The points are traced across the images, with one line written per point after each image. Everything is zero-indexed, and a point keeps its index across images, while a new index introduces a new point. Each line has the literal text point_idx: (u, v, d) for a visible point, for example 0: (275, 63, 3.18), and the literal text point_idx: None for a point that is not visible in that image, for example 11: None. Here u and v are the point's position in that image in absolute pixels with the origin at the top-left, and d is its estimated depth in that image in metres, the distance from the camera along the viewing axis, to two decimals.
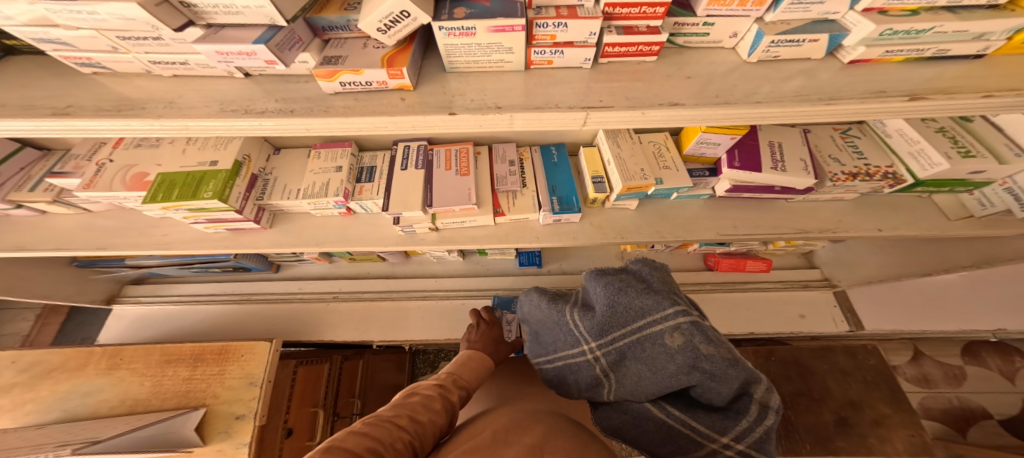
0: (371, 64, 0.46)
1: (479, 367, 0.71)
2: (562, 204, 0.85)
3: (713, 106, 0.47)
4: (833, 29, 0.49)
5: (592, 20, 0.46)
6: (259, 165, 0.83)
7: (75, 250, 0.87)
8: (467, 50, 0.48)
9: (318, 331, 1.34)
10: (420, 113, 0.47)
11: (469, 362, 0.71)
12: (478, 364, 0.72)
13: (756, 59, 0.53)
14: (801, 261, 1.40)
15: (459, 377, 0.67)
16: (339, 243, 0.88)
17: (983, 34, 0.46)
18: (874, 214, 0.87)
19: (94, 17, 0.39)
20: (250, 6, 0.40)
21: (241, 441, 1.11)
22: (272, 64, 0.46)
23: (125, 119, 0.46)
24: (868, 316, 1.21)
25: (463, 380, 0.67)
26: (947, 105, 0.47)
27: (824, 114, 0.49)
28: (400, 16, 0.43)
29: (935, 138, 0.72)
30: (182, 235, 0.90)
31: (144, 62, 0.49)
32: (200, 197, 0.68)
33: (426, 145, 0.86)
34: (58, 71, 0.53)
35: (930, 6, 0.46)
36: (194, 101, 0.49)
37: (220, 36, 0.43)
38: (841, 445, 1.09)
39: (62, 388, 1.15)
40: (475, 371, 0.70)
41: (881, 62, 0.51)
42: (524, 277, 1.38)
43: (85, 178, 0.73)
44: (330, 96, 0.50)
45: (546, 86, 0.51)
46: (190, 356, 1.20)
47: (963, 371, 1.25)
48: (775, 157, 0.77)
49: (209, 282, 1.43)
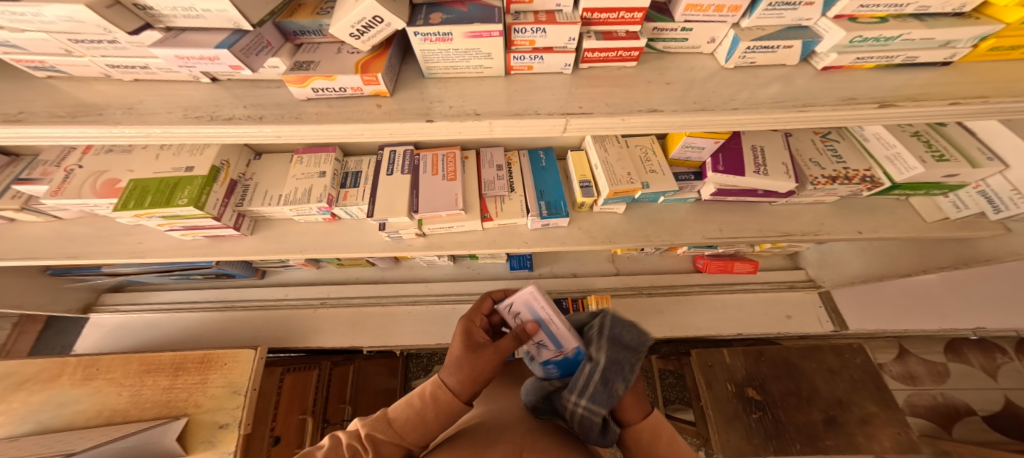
0: (344, 69, 0.45)
1: (424, 423, 0.50)
2: (549, 208, 0.84)
3: (691, 112, 0.47)
4: (806, 36, 0.49)
5: (570, 26, 0.45)
6: (238, 170, 0.81)
7: (44, 259, 0.84)
8: (444, 56, 0.48)
9: (304, 338, 1.32)
10: (396, 120, 0.47)
11: (408, 409, 0.51)
12: (422, 414, 0.51)
13: (733, 65, 0.53)
14: (787, 262, 1.42)
15: (384, 429, 0.50)
16: (324, 249, 0.86)
17: (951, 42, 0.47)
18: (855, 217, 0.88)
19: (41, 18, 0.38)
20: (211, 10, 0.39)
21: (225, 451, 1.08)
22: (238, 69, 0.45)
23: (81, 125, 0.44)
24: (851, 316, 1.23)
25: (393, 430, 0.50)
26: (916, 112, 0.47)
27: (798, 120, 0.49)
28: (372, 21, 0.42)
29: (909, 142, 0.73)
30: (158, 243, 0.87)
31: (102, 65, 0.47)
32: (173, 204, 0.65)
33: (412, 149, 0.85)
34: (14, 75, 0.50)
35: (900, 13, 0.47)
36: (158, 107, 0.47)
37: (180, 41, 0.41)
38: (830, 444, 1.11)
39: (33, 400, 1.10)
40: (416, 427, 0.50)
41: (853, 69, 0.52)
42: (516, 281, 1.37)
43: (51, 184, 0.70)
44: (304, 101, 0.49)
45: (525, 92, 0.51)
46: (171, 364, 1.16)
47: (946, 368, 1.30)
48: (757, 161, 0.78)
49: (190, 289, 1.39)
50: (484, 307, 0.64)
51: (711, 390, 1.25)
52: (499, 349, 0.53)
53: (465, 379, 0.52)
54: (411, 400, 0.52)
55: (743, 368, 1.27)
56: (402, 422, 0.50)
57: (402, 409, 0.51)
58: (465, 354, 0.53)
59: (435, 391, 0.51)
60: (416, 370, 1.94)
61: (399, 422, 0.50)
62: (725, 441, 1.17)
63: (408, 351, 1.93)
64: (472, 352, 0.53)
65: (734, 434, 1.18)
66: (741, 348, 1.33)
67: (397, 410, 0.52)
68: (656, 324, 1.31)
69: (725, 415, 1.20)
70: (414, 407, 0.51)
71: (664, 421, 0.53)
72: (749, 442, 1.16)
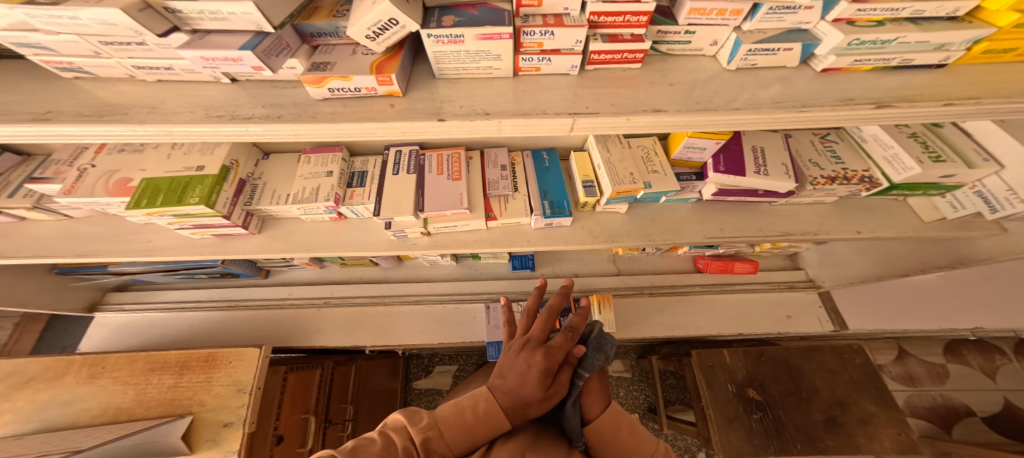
0: (359, 70, 0.47)
1: (472, 437, 0.50)
2: (553, 208, 0.85)
3: (695, 112, 0.49)
4: (805, 38, 0.51)
5: (577, 29, 0.47)
6: (247, 170, 0.82)
7: (55, 257, 0.85)
8: (455, 57, 0.49)
9: (308, 337, 1.33)
10: (409, 119, 0.48)
11: (459, 420, 0.50)
12: (473, 428, 0.50)
13: (735, 67, 0.55)
14: (786, 262, 1.44)
15: (437, 436, 0.49)
16: (330, 248, 0.87)
17: (944, 45, 0.49)
18: (853, 217, 0.89)
19: (75, 22, 0.39)
20: (236, 13, 0.40)
21: (228, 449, 1.08)
22: (258, 70, 0.46)
23: (106, 124, 0.46)
24: (851, 316, 1.24)
25: (442, 440, 0.49)
26: (911, 113, 0.49)
27: (798, 120, 0.50)
28: (388, 24, 0.43)
29: (907, 143, 0.75)
30: (168, 241, 0.89)
31: (127, 67, 0.49)
32: (186, 203, 0.67)
33: (418, 149, 0.87)
34: (40, 76, 0.52)
35: (895, 17, 0.48)
36: (179, 106, 0.48)
37: (204, 43, 0.43)
38: (830, 444, 1.12)
39: (40, 398, 1.11)
40: (464, 440, 0.50)
41: (851, 71, 0.53)
42: (517, 281, 1.38)
43: (66, 183, 0.71)
44: (320, 101, 0.50)
45: (534, 92, 0.52)
46: (176, 363, 1.17)
47: (946, 369, 1.34)
48: (757, 161, 0.80)
49: (195, 288, 1.40)
50: (558, 338, 0.56)
51: (712, 390, 1.26)
52: (560, 384, 0.54)
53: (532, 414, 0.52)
54: (463, 411, 0.51)
55: (744, 368, 1.28)
56: (454, 433, 0.49)
57: (453, 419, 0.50)
58: (536, 396, 0.51)
59: (489, 410, 0.51)
60: (417, 370, 1.95)
61: (450, 432, 0.50)
62: (726, 441, 1.18)
63: (409, 351, 1.94)
64: (546, 397, 0.52)
65: (735, 434, 1.19)
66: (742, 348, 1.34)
67: (447, 418, 0.51)
68: (657, 324, 1.32)
69: (726, 415, 1.21)
70: (465, 422, 0.50)
71: (622, 411, 0.57)
72: (750, 442, 1.17)
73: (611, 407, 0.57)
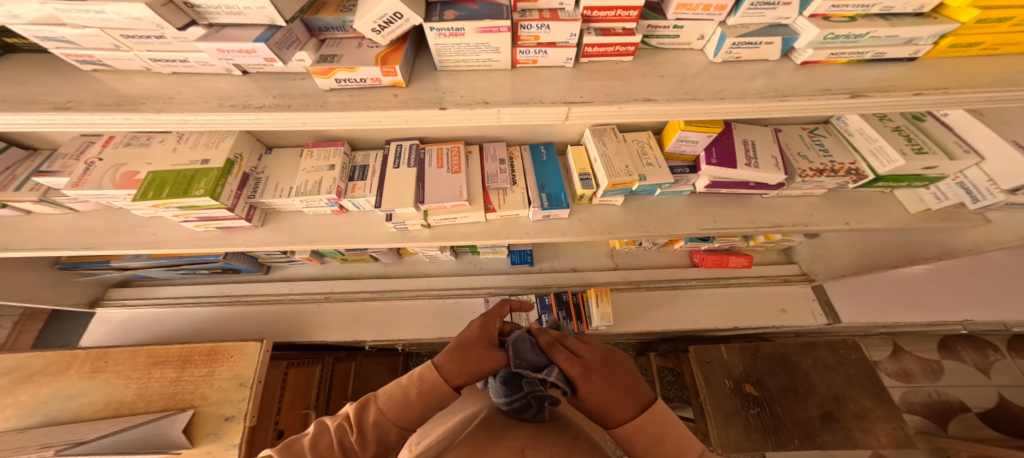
0: (365, 61, 0.49)
1: (408, 405, 0.51)
2: (551, 200, 0.87)
3: (684, 101, 0.51)
4: (785, 33, 0.53)
5: (572, 23, 0.49)
6: (251, 164, 0.84)
7: (64, 249, 0.87)
8: (456, 50, 0.51)
9: (310, 331, 1.35)
10: (412, 108, 0.50)
11: (394, 388, 0.53)
12: (406, 390, 0.52)
13: (720, 60, 0.57)
14: (781, 257, 1.46)
15: (373, 408, 0.52)
16: (332, 241, 0.89)
17: (913, 39, 0.52)
18: (843, 209, 0.92)
19: (102, 16, 0.41)
20: (251, 7, 0.42)
21: (230, 442, 1.10)
22: (271, 61, 0.48)
23: (124, 114, 0.48)
24: (843, 309, 1.27)
25: (379, 412, 0.52)
26: (885, 102, 0.51)
27: (782, 110, 0.53)
28: (392, 17, 0.46)
29: (891, 137, 0.78)
30: (172, 234, 0.90)
31: (144, 59, 0.51)
32: (192, 194, 0.68)
33: (418, 144, 0.89)
34: (57, 69, 0.54)
35: (867, 13, 0.51)
36: (194, 97, 0.50)
37: (221, 36, 0.45)
38: (827, 439, 1.15)
39: (42, 392, 1.12)
40: (399, 405, 0.51)
41: (829, 64, 0.56)
42: (516, 276, 1.40)
43: (74, 176, 0.73)
44: (326, 92, 0.52)
45: (532, 84, 0.54)
46: (178, 357, 1.19)
47: (940, 365, 1.44)
48: (748, 154, 0.82)
49: (195, 284, 1.40)
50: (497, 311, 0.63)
51: (709, 385, 1.28)
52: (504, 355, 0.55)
53: (466, 371, 0.53)
54: (399, 380, 0.55)
55: (740, 364, 1.30)
56: (386, 400, 0.52)
57: (389, 388, 0.54)
58: (473, 349, 0.55)
59: (422, 372, 0.54)
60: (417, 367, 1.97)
61: (384, 399, 0.52)
62: (725, 436, 1.20)
63: (408, 349, 1.96)
64: (483, 355, 0.54)
65: (733, 430, 1.21)
66: (738, 344, 1.35)
67: (385, 388, 0.54)
68: (653, 318, 1.34)
69: (723, 411, 1.24)
70: (399, 385, 0.53)
71: (659, 414, 0.48)
72: (748, 437, 1.20)
73: (643, 413, 0.47)
